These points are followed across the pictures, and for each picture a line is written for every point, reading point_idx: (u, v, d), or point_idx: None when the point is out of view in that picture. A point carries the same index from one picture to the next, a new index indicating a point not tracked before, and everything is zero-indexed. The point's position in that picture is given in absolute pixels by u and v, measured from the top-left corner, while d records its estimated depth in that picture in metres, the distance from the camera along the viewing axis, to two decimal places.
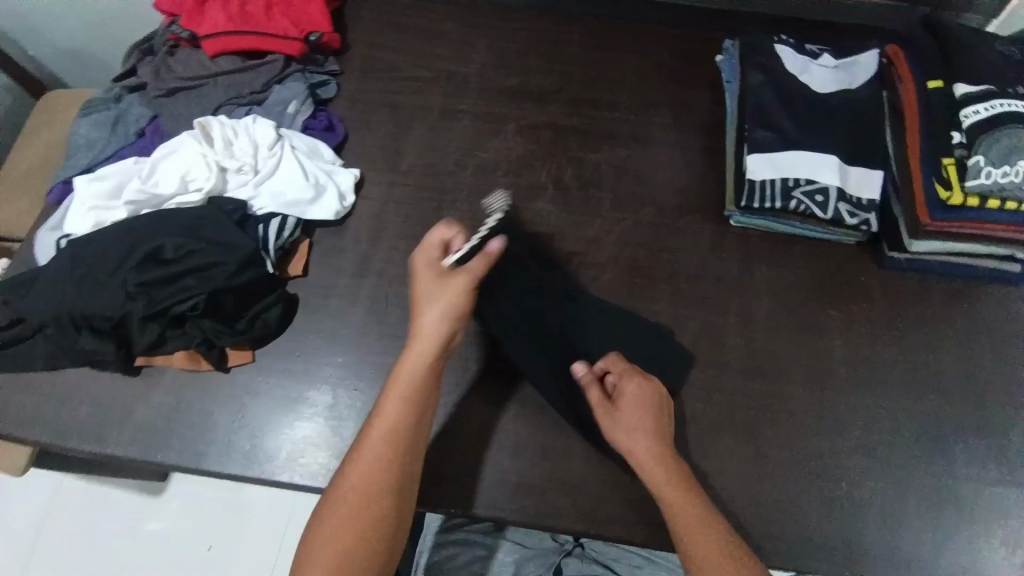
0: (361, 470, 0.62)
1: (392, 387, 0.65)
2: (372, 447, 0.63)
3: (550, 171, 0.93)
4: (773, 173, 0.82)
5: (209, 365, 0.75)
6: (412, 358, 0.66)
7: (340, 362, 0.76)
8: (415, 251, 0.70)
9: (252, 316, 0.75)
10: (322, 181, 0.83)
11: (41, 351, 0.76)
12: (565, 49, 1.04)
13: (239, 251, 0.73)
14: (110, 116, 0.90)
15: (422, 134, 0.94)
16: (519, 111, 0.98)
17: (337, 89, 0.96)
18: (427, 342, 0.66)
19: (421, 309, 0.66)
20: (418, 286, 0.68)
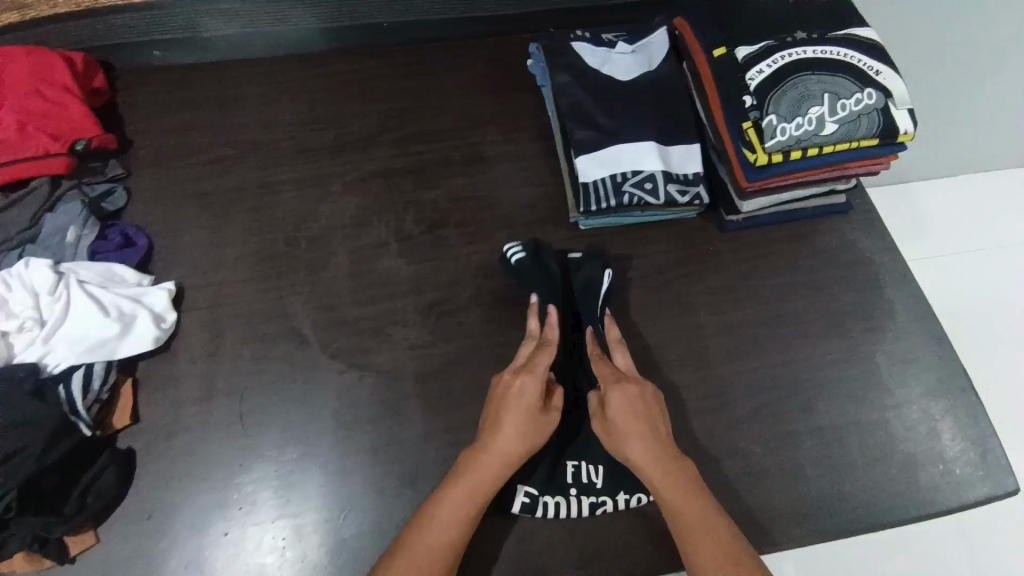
0: (437, 543, 0.61)
1: (471, 490, 0.64)
2: (453, 533, 0.62)
3: (390, 219, 0.85)
4: (601, 172, 0.82)
5: (52, 563, 0.64)
6: (499, 474, 0.65)
7: (198, 507, 0.67)
8: (521, 376, 0.68)
9: (82, 491, 0.64)
10: (129, 309, 0.73)
11: None
12: (378, 86, 0.97)
13: (42, 425, 0.63)
14: None
15: (236, 217, 0.84)
16: (340, 163, 0.90)
17: (127, 196, 0.85)
18: (498, 475, 0.65)
19: (509, 427, 0.66)
20: (521, 417, 0.66)
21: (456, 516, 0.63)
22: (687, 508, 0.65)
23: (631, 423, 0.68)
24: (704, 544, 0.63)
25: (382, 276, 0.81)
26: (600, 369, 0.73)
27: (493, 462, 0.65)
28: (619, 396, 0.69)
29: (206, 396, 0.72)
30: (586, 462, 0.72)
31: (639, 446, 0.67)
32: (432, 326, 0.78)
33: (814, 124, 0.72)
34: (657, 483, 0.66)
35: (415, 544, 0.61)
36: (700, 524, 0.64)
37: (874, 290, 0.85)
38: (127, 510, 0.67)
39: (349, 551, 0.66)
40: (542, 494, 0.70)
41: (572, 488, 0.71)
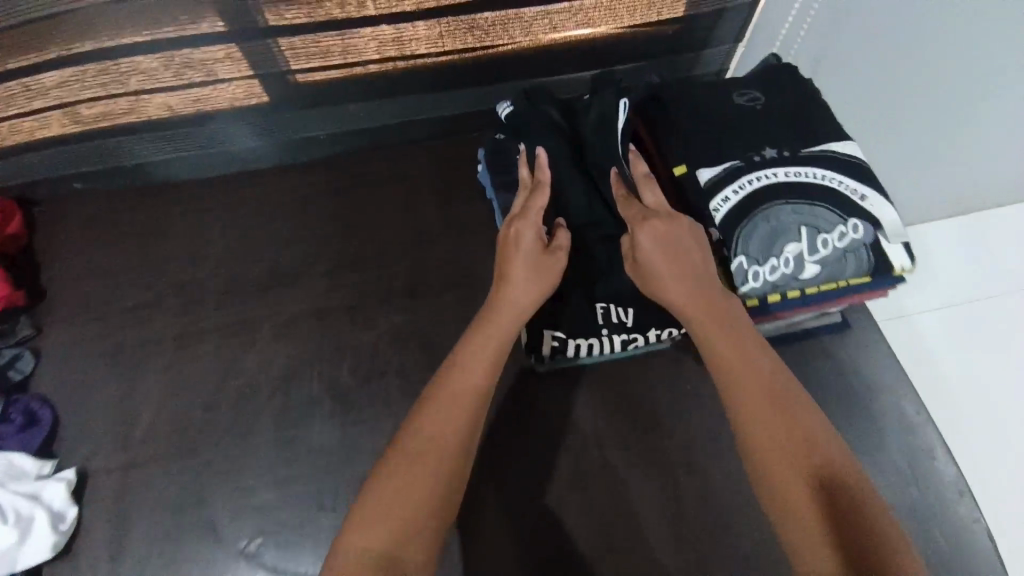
0: (455, 400, 0.56)
1: (487, 341, 0.60)
2: (472, 393, 0.57)
3: (320, 373, 0.76)
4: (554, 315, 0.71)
5: None
6: (515, 321, 0.62)
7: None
8: (518, 223, 0.67)
9: None
10: (25, 513, 0.65)
11: None
12: (313, 208, 0.89)
13: None
14: None
15: (152, 381, 0.76)
16: (269, 305, 0.82)
17: (35, 359, 0.78)
18: (512, 309, 0.62)
19: (518, 272, 0.64)
20: (524, 258, 0.65)
21: (479, 367, 0.58)
22: (737, 354, 0.55)
23: (664, 259, 0.60)
24: (753, 397, 0.52)
25: (311, 446, 0.72)
26: (627, 206, 0.65)
27: (505, 307, 0.63)
28: (649, 235, 0.61)
29: None
30: (615, 304, 0.73)
31: (673, 284, 0.59)
32: None
33: (790, 265, 0.61)
34: (700, 324, 0.57)
35: (437, 402, 0.56)
36: (756, 374, 0.54)
37: (875, 430, 0.74)
38: None
39: None
40: (569, 336, 0.71)
41: (603, 328, 0.71)
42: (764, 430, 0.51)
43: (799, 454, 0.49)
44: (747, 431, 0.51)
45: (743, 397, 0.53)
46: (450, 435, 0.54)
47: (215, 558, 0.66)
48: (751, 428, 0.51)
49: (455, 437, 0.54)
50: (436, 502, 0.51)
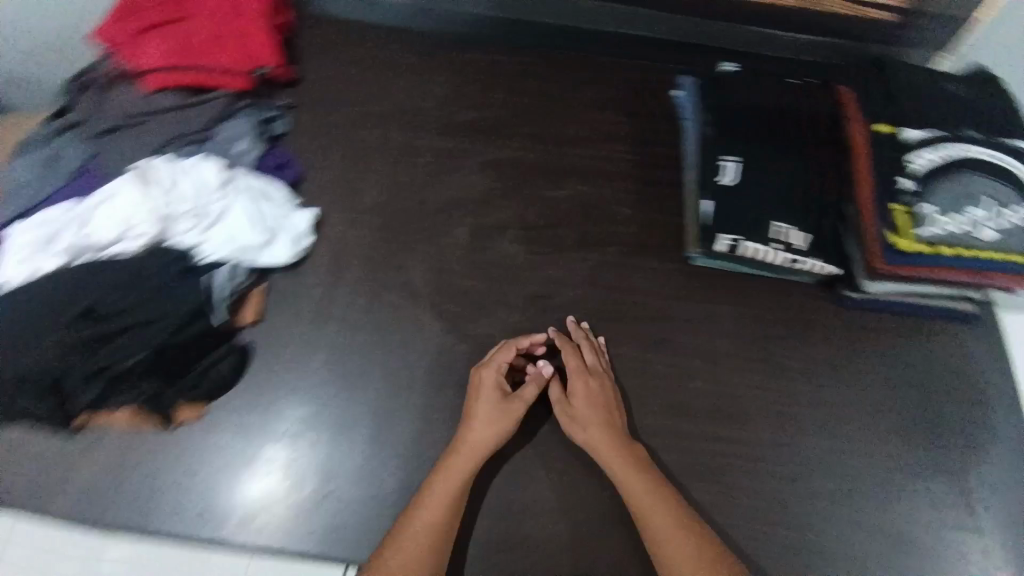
0: (423, 535, 0.66)
1: (455, 475, 0.69)
2: (441, 517, 0.67)
3: (513, 209, 0.91)
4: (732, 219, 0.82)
5: (159, 422, 0.74)
6: (474, 460, 0.70)
7: (237, 466, 0.73)
8: (487, 366, 0.76)
9: (203, 368, 0.74)
10: (275, 225, 0.81)
11: None
12: (528, 79, 1.01)
13: (186, 304, 0.72)
14: (45, 154, 0.84)
15: (379, 170, 0.93)
16: (479, 145, 0.96)
17: (289, 124, 0.95)
18: (468, 456, 0.70)
19: (481, 419, 0.72)
20: (491, 406, 0.73)
21: (439, 503, 0.68)
22: (638, 485, 0.70)
23: (589, 409, 0.75)
24: (652, 511, 0.69)
25: (497, 258, 0.87)
26: (568, 360, 0.78)
27: (468, 448, 0.71)
28: (583, 392, 0.76)
29: (320, 320, 0.81)
30: (789, 228, 0.82)
31: (598, 432, 0.73)
32: (532, 318, 0.83)
33: (972, 226, 0.74)
34: (611, 464, 0.71)
35: (410, 525, 0.67)
36: (659, 505, 0.69)
37: (974, 406, 0.83)
38: (231, 400, 0.76)
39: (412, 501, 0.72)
40: (738, 238, 0.82)
41: (772, 241, 0.82)
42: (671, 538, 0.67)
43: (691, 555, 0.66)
44: (658, 536, 0.67)
45: (642, 512, 0.69)
46: (419, 549, 0.65)
47: (408, 312, 0.82)
48: (660, 541, 0.67)
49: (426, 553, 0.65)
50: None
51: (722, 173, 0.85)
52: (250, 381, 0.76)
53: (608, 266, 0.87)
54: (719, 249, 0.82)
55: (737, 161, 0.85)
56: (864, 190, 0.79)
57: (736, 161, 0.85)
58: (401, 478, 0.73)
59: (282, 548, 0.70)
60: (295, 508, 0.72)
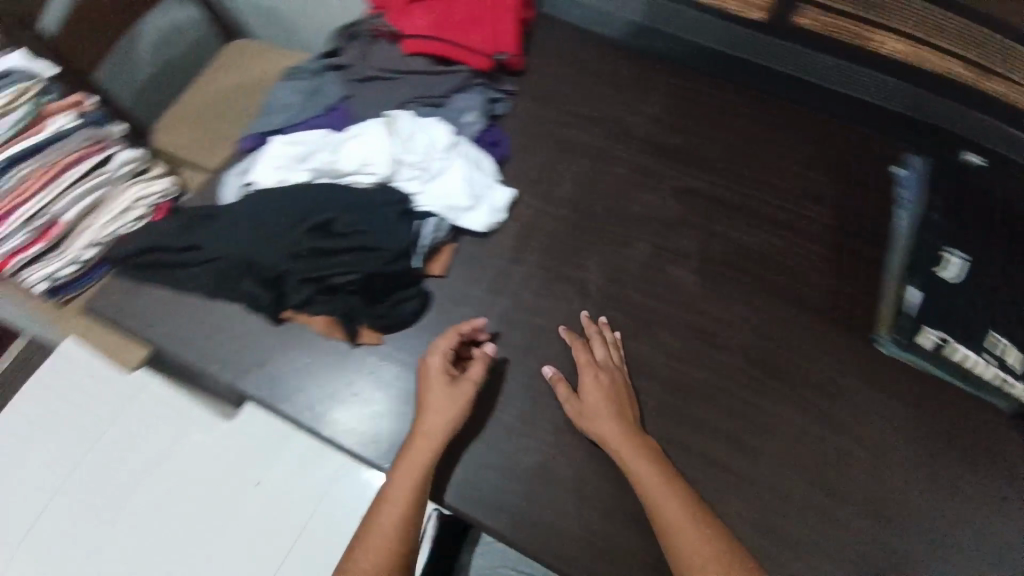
0: (387, 523, 0.69)
1: (413, 461, 0.71)
2: (403, 502, 0.69)
3: (697, 241, 0.91)
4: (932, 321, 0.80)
5: (343, 337, 0.81)
6: (431, 445, 0.72)
7: (375, 399, 0.78)
8: (430, 354, 0.77)
9: (393, 301, 0.81)
10: (481, 194, 0.88)
11: (205, 280, 0.82)
12: (743, 120, 1.00)
13: (398, 241, 0.80)
14: (312, 87, 0.99)
15: (578, 171, 0.97)
16: (678, 171, 0.97)
17: (508, 107, 1.02)
18: (425, 441, 0.72)
19: (435, 407, 0.74)
20: (438, 392, 0.74)
21: (405, 489, 0.70)
22: (655, 486, 0.70)
23: (598, 401, 0.75)
24: (664, 506, 0.68)
25: (671, 283, 0.87)
26: (579, 357, 0.79)
27: (420, 435, 0.73)
28: (592, 387, 0.76)
29: (495, 291, 0.86)
30: (1005, 345, 0.79)
31: (608, 423, 0.74)
32: (693, 350, 0.83)
33: None
34: (624, 456, 0.72)
35: (381, 513, 0.70)
36: (670, 499, 0.69)
37: None
38: (407, 338, 0.82)
39: (543, 482, 0.74)
40: (945, 339, 0.79)
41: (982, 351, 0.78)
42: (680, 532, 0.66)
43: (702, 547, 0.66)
44: (666, 531, 0.67)
45: (654, 503, 0.69)
46: (393, 532, 0.69)
47: (575, 308, 0.85)
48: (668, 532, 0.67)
49: (393, 540, 0.68)
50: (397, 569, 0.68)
51: (946, 268, 0.82)
52: (424, 327, 0.83)
53: (782, 323, 0.85)
54: (924, 343, 0.79)
55: (966, 259, 0.83)
56: None
57: (964, 259, 0.83)
58: (538, 457, 0.76)
59: None
60: None
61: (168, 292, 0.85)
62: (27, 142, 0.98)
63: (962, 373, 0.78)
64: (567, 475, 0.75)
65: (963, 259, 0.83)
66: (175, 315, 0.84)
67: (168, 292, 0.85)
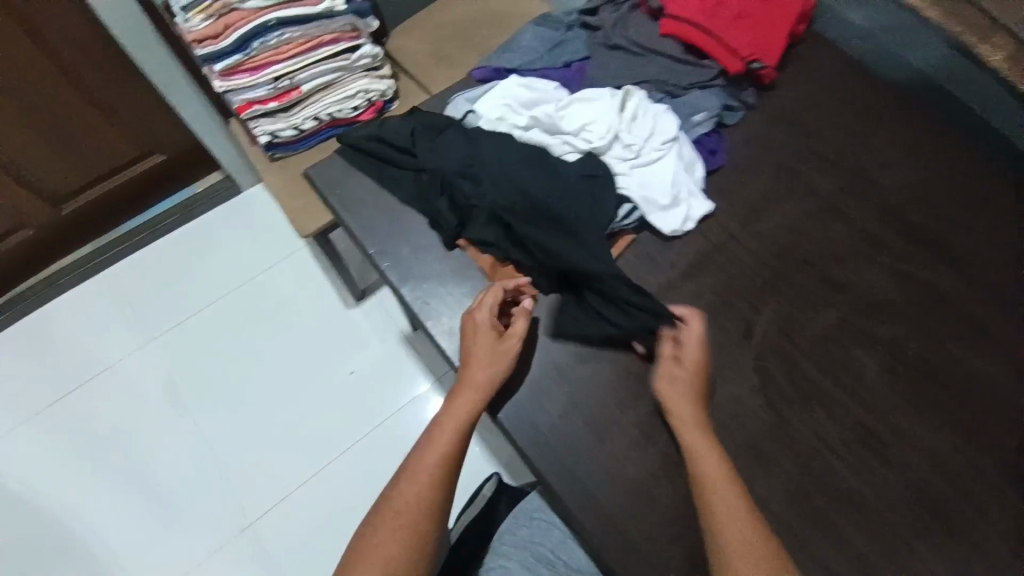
0: (429, 464, 0.68)
1: (457, 409, 0.73)
2: (448, 445, 0.70)
3: (895, 330, 0.81)
4: None
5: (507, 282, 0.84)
6: (474, 394, 0.73)
7: None
8: (473, 307, 0.78)
9: (627, 304, 0.78)
10: (681, 198, 0.85)
11: (409, 187, 0.90)
12: (1005, 221, 0.86)
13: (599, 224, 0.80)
14: (560, 38, 1.01)
15: (790, 210, 0.90)
16: (903, 251, 0.86)
17: (738, 120, 0.97)
18: (471, 390, 0.74)
19: (480, 357, 0.76)
20: (487, 344, 0.76)
21: (449, 433, 0.71)
22: (711, 465, 0.65)
23: (693, 377, 0.72)
24: (713, 487, 0.63)
25: (846, 361, 0.80)
26: (685, 330, 0.75)
27: (466, 384, 0.74)
28: (691, 360, 0.73)
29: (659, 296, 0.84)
30: None
31: (689, 400, 0.71)
32: (844, 440, 0.76)
33: None
34: (687, 427, 0.69)
35: (423, 457, 0.69)
36: (722, 481, 0.64)
37: None
38: (556, 310, 0.84)
39: (640, 498, 0.74)
40: None
41: None
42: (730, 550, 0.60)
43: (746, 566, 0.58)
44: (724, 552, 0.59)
45: (704, 481, 0.64)
46: (433, 474, 0.68)
47: (732, 346, 0.81)
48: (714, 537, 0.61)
49: (432, 482, 0.67)
50: (434, 515, 0.66)
51: None
52: (582, 306, 0.82)
53: (963, 457, 0.74)
54: None
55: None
56: None
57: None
58: (642, 472, 0.75)
59: (518, 442, 0.78)
60: (548, 422, 0.78)
61: (374, 184, 0.93)
62: (303, 10, 1.06)
63: None
64: (666, 505, 0.73)
65: None
66: (371, 206, 0.92)
67: (374, 184, 0.93)
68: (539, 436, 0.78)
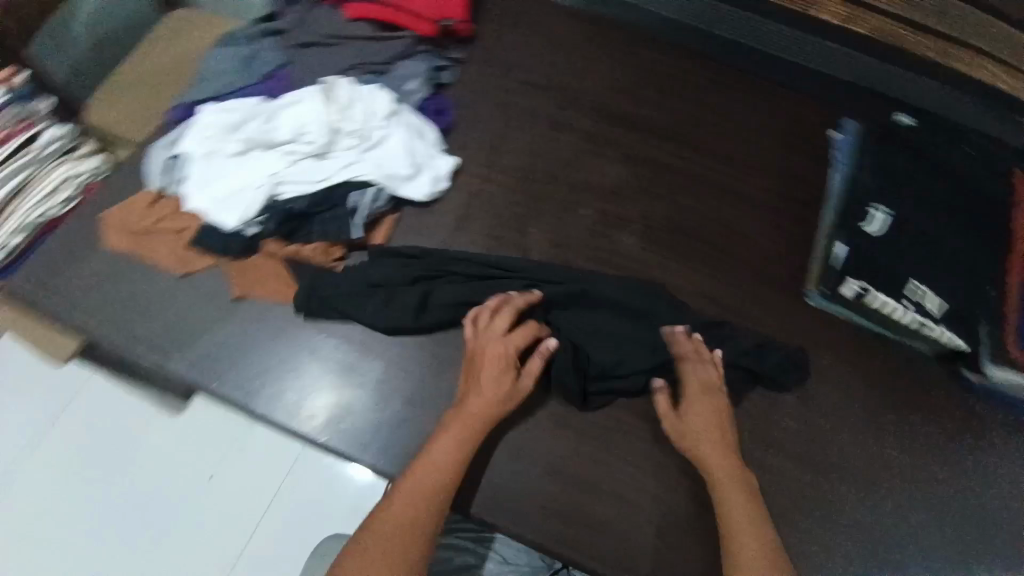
0: (431, 491, 0.66)
1: (459, 434, 0.70)
2: (446, 472, 0.68)
3: (640, 206, 0.92)
4: (857, 281, 0.83)
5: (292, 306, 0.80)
6: (477, 423, 0.71)
7: (317, 376, 0.78)
8: (490, 337, 0.76)
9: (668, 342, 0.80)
10: (422, 163, 0.87)
11: (152, 261, 0.83)
12: (686, 85, 1.02)
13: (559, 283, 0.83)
14: (246, 54, 0.94)
15: (525, 138, 0.96)
16: (624, 139, 0.97)
17: (454, 76, 0.98)
18: (474, 415, 0.71)
19: (485, 382, 0.73)
20: (492, 371, 0.73)
21: (448, 460, 0.68)
22: (735, 511, 0.68)
23: (700, 420, 0.74)
24: (745, 541, 0.65)
25: (614, 247, 0.89)
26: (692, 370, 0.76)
27: (473, 407, 0.71)
28: (694, 407, 0.74)
29: None
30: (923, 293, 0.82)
31: (706, 446, 0.72)
32: None
33: None
34: (716, 475, 0.70)
35: (416, 479, 0.66)
36: (747, 526, 0.67)
37: None
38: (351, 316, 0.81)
39: (487, 446, 0.76)
40: (870, 291, 0.82)
41: (905, 300, 0.82)
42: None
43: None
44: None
45: (729, 530, 0.67)
46: (426, 499, 0.65)
47: None
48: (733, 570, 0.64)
49: (429, 510, 0.65)
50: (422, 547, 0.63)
51: (869, 222, 0.85)
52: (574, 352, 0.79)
53: (721, 284, 0.88)
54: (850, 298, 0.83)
55: (890, 215, 0.86)
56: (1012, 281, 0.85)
57: (890, 215, 0.86)
58: None
59: (356, 457, 0.75)
60: (379, 424, 0.76)
61: (106, 271, 0.83)
62: None
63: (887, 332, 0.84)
64: (510, 441, 0.77)
65: (882, 215, 0.85)
66: (111, 296, 0.82)
67: (105, 271, 0.83)
68: (373, 442, 0.75)
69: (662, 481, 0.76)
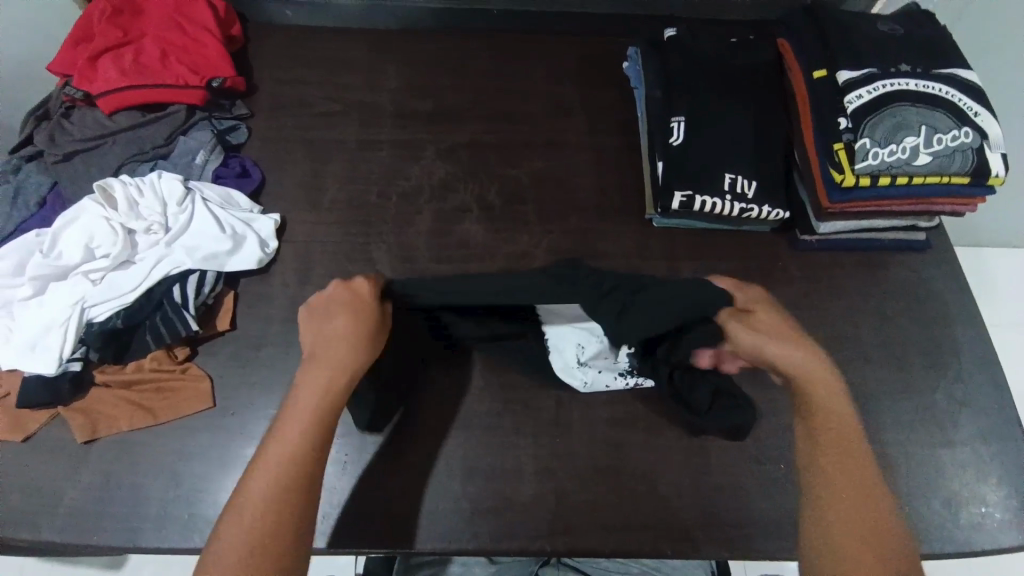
0: (288, 481, 0.57)
1: (305, 411, 0.60)
2: (305, 457, 0.58)
3: (474, 191, 0.93)
4: (682, 189, 0.84)
5: (153, 421, 0.75)
6: (322, 387, 0.61)
7: (201, 483, 0.73)
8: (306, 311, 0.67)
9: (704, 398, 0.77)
10: (240, 231, 0.83)
11: None
12: (478, 63, 1.03)
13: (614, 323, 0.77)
14: (8, 189, 0.85)
15: (341, 167, 0.94)
16: (437, 134, 0.97)
17: (247, 133, 0.95)
18: (315, 383, 0.61)
19: (319, 344, 0.63)
20: (319, 331, 0.65)
21: (296, 440, 0.59)
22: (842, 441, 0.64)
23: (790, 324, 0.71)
24: (840, 482, 0.62)
25: (462, 240, 0.89)
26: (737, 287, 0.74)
27: (309, 376, 0.61)
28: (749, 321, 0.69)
29: (294, 317, 0.83)
30: (741, 179, 0.85)
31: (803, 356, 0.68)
32: None
33: (907, 153, 0.78)
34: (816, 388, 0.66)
35: (272, 470, 0.57)
36: (852, 472, 0.62)
37: (930, 330, 0.89)
38: (218, 409, 0.77)
39: (400, 475, 0.74)
40: (696, 194, 0.84)
41: (727, 193, 0.85)
42: (852, 513, 0.60)
43: (896, 532, 0.60)
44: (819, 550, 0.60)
45: (830, 477, 0.62)
46: (296, 476, 0.57)
47: None
48: (830, 495, 0.61)
49: (293, 502, 0.56)
50: (307, 499, 0.57)
51: (672, 134, 0.86)
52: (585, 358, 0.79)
53: (571, 237, 0.90)
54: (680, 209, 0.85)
55: (683, 120, 0.86)
56: (807, 135, 0.85)
57: (681, 120, 0.87)
58: (382, 460, 0.75)
59: None
60: None
61: None
62: None
63: (724, 223, 0.90)
64: (419, 461, 0.75)
65: (683, 121, 0.86)
66: None
67: None
68: None
69: (576, 439, 0.78)
